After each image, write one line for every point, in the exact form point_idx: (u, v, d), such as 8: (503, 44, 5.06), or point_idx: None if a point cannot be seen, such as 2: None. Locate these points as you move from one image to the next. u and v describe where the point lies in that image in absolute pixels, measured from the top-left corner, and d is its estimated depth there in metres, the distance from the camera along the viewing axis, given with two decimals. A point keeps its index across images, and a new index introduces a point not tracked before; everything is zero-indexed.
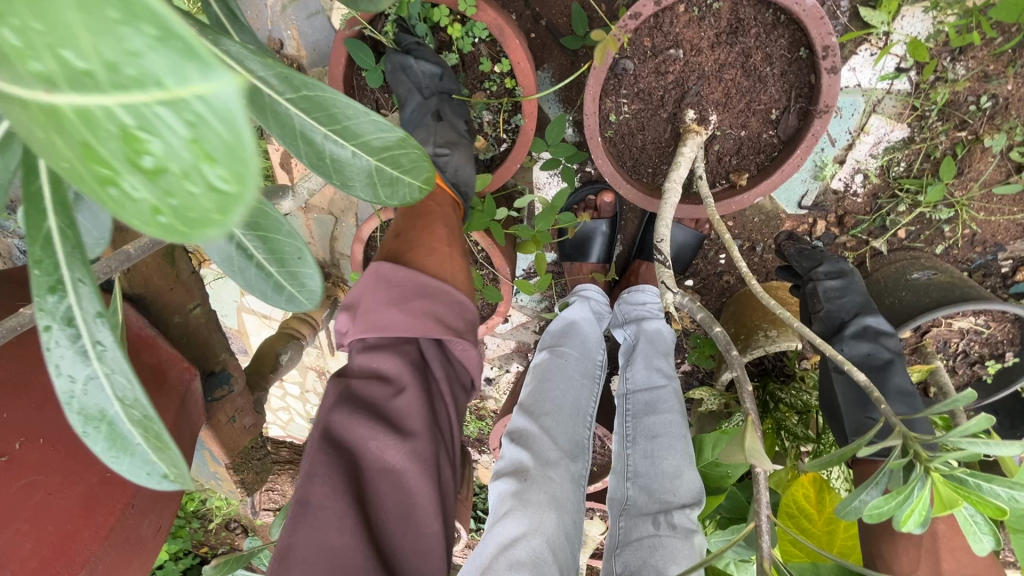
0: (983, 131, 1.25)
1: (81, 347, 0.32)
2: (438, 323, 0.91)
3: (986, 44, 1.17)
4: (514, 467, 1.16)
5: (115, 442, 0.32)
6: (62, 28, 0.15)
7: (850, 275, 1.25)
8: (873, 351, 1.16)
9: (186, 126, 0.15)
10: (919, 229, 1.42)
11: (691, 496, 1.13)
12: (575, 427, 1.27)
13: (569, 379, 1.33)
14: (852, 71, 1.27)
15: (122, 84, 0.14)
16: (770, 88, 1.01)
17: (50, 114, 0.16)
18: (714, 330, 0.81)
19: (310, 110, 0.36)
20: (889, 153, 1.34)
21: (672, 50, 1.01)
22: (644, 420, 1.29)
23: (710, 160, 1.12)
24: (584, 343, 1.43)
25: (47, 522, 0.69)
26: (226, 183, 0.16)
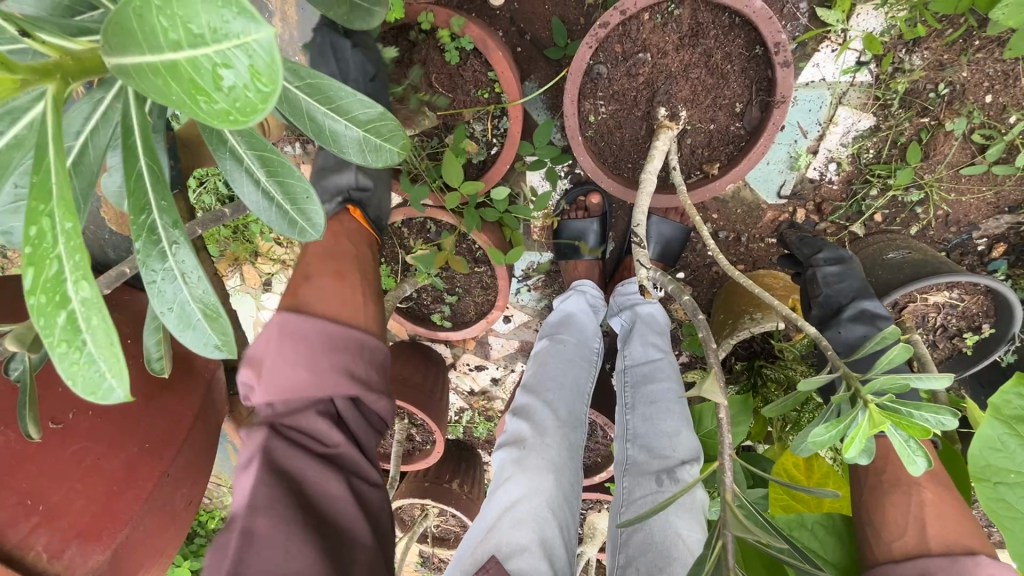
0: (943, 116, 1.34)
1: (161, 249, 0.43)
2: (348, 378, 0.90)
3: (938, 35, 1.26)
4: (514, 437, 1.30)
5: (184, 318, 0.44)
6: (185, 9, 0.25)
7: (850, 260, 1.30)
8: (871, 333, 1.19)
9: (247, 54, 0.25)
10: (894, 212, 1.49)
11: (689, 452, 1.21)
12: (574, 401, 1.39)
13: (567, 359, 1.44)
14: (816, 67, 1.36)
15: (221, 37, 0.25)
16: (732, 84, 1.11)
17: (169, 63, 0.27)
18: (682, 299, 0.90)
19: (312, 93, 0.47)
20: (858, 141, 1.42)
21: (640, 54, 1.12)
22: (644, 389, 1.37)
23: (683, 153, 1.22)
24: (582, 331, 1.53)
25: (96, 483, 0.79)
26: (267, 84, 0.26)
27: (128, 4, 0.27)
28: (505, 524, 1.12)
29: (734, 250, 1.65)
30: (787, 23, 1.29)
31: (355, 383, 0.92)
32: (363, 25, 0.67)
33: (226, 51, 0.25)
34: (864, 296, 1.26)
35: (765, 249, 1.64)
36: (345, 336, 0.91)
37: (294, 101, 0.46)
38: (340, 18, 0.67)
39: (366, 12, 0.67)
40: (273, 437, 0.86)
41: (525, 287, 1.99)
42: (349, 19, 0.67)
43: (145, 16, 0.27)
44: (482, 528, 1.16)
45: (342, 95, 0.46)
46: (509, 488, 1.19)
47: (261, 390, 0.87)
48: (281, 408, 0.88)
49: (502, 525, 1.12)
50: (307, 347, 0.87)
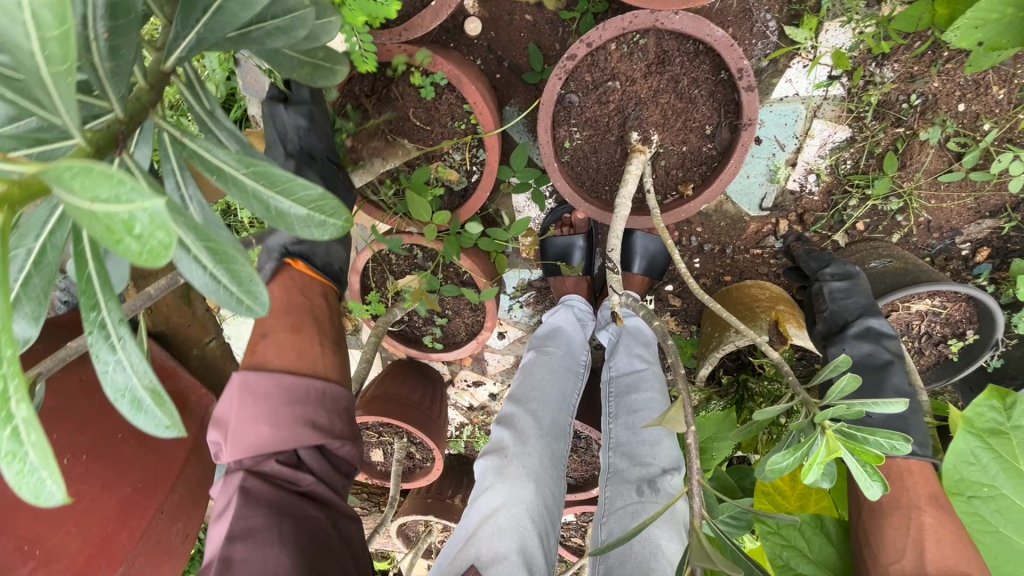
0: (917, 126, 1.35)
1: (108, 340, 0.44)
2: (311, 429, 0.95)
3: (906, 48, 1.27)
4: (496, 445, 1.33)
5: (133, 401, 0.45)
6: (95, 176, 0.28)
7: (856, 276, 1.32)
8: (874, 350, 1.24)
9: (150, 211, 0.27)
10: (875, 220, 1.50)
11: (670, 462, 1.25)
12: (559, 413, 1.43)
13: (551, 371, 1.47)
14: (789, 82, 1.37)
15: (125, 197, 0.27)
16: (701, 107, 1.14)
17: (86, 215, 0.28)
18: (653, 324, 0.92)
19: (248, 169, 0.42)
20: (836, 153, 1.44)
21: (610, 82, 1.15)
22: (629, 400, 1.40)
23: (659, 174, 1.24)
24: (569, 343, 1.57)
25: (91, 523, 0.82)
26: (168, 233, 0.27)
27: (54, 171, 0.30)
28: (485, 533, 1.15)
29: (719, 262, 1.67)
30: (756, 42, 1.32)
31: (319, 434, 0.96)
32: (325, 82, 0.71)
33: (130, 207, 0.27)
34: (872, 313, 1.28)
35: (751, 260, 1.66)
36: (305, 388, 0.96)
37: (230, 181, 0.43)
38: (302, 80, 0.70)
39: (328, 71, 0.70)
40: (247, 476, 0.89)
41: (518, 304, 2.02)
42: (311, 79, 0.70)
43: (67, 181, 0.29)
44: (463, 534, 1.20)
45: (284, 178, 0.42)
46: (489, 496, 1.23)
47: (228, 449, 0.91)
48: (250, 458, 0.92)
49: (481, 533, 1.16)
50: (268, 404, 0.92)
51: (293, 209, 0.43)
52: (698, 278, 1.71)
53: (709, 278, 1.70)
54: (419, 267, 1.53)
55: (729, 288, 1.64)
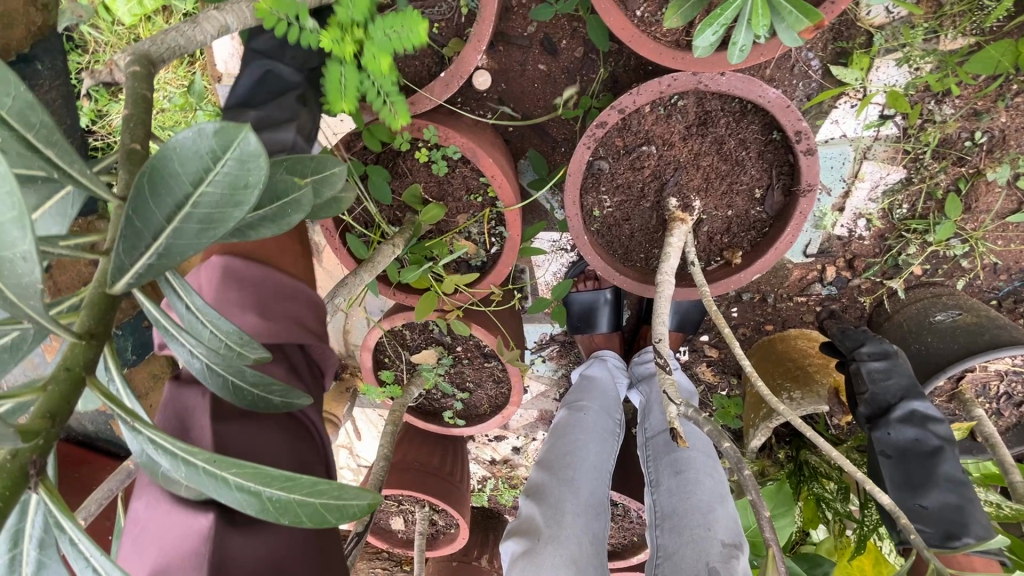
0: (983, 165, 1.21)
1: None
2: (301, 329, 0.82)
3: (971, 83, 1.13)
4: (527, 526, 1.15)
5: None
6: None
7: (896, 355, 1.18)
8: (921, 436, 1.10)
9: None
10: (936, 264, 1.36)
11: (730, 537, 1.07)
12: (598, 482, 1.24)
13: (582, 435, 1.30)
14: (835, 123, 1.24)
15: None
16: (750, 169, 1.01)
17: None
18: (724, 445, 0.80)
19: (230, 467, 0.37)
20: (889, 196, 1.30)
21: (644, 147, 1.02)
22: (668, 462, 1.23)
23: (700, 240, 1.10)
24: (605, 397, 1.42)
25: None
26: None
27: None
28: None
29: (760, 313, 1.52)
30: (799, 82, 1.17)
31: (308, 335, 0.83)
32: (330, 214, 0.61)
33: None
34: (914, 395, 1.14)
35: (795, 309, 1.51)
36: (293, 290, 0.85)
37: (214, 478, 0.37)
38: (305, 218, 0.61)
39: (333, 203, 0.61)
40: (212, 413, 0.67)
41: (540, 358, 1.89)
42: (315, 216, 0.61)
43: None
44: None
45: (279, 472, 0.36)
46: None
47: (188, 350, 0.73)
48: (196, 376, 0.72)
49: None
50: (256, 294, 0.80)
51: (299, 497, 0.37)
52: (736, 329, 1.56)
53: (749, 329, 1.55)
54: (436, 341, 1.41)
55: (773, 340, 1.49)
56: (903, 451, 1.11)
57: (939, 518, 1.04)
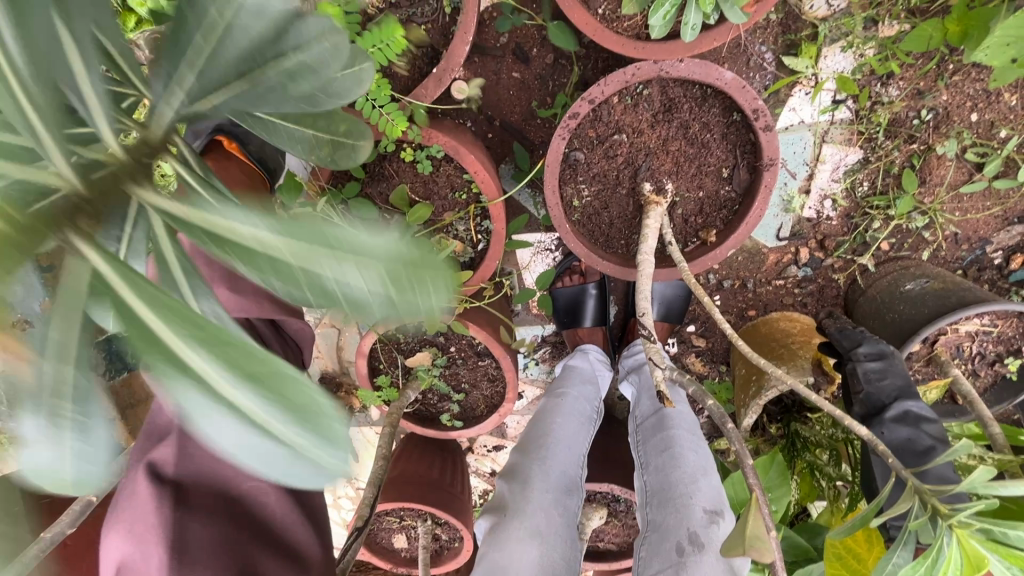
0: (932, 141, 1.30)
1: None
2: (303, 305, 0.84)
3: (912, 65, 1.23)
4: (499, 504, 1.23)
5: None
6: None
7: (892, 353, 1.17)
8: (915, 437, 1.09)
9: None
10: (900, 239, 1.43)
11: (711, 503, 1.10)
12: (570, 461, 1.30)
13: (562, 418, 1.34)
14: (793, 110, 1.33)
15: None
16: (715, 150, 1.07)
17: None
18: (708, 402, 0.84)
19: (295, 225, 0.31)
20: (850, 176, 1.38)
21: (616, 136, 1.08)
22: (654, 441, 1.24)
23: (676, 223, 1.16)
24: (583, 382, 1.45)
25: None
26: None
27: None
28: None
29: (742, 298, 1.57)
30: (755, 74, 1.25)
31: None
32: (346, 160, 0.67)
33: None
34: (910, 396, 1.14)
35: (774, 292, 1.56)
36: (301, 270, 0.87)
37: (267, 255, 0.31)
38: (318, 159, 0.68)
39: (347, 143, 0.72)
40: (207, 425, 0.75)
41: (533, 361, 1.91)
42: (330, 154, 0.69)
43: None
44: None
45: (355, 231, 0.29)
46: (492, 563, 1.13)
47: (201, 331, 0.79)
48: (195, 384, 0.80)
49: None
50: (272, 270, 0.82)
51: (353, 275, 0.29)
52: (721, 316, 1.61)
53: (733, 315, 1.60)
54: (430, 343, 1.43)
55: (756, 323, 1.54)
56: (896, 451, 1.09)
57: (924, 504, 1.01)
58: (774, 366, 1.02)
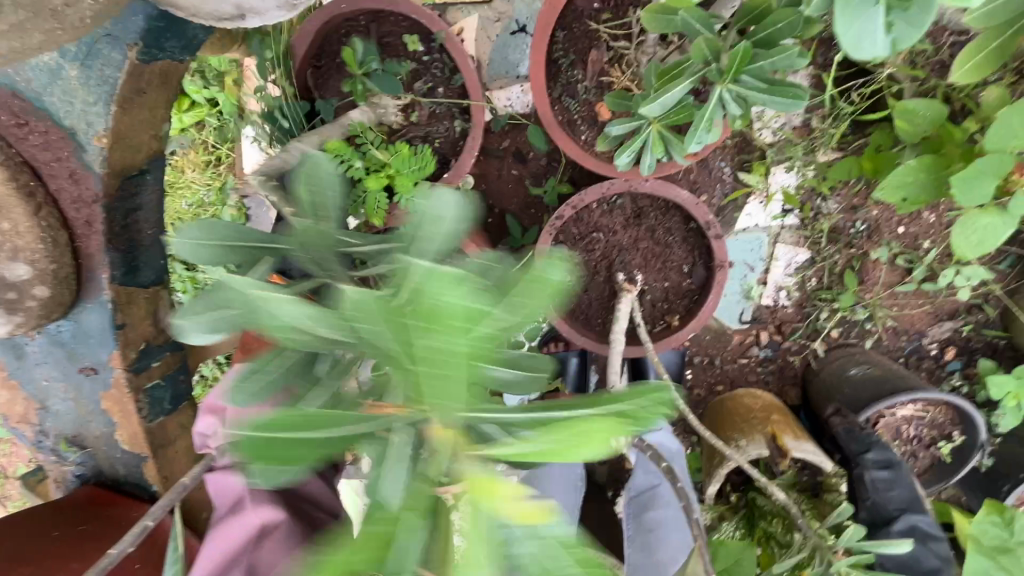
0: (867, 247, 1.52)
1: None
2: None
3: (846, 185, 1.47)
4: None
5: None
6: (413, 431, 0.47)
7: (900, 467, 1.28)
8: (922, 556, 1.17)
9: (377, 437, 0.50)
10: (847, 328, 1.62)
11: None
12: None
13: (550, 486, 1.46)
14: (749, 215, 1.56)
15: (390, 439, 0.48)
16: (677, 250, 1.29)
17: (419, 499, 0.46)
18: (663, 465, 0.99)
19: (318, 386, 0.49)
20: (800, 272, 1.59)
21: (594, 234, 1.30)
22: (647, 514, 1.34)
23: (646, 307, 1.35)
24: (566, 452, 1.57)
25: None
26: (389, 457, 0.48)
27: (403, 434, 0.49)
28: None
29: (710, 374, 1.74)
30: (717, 184, 1.48)
31: None
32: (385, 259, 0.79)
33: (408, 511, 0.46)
34: (913, 508, 1.24)
35: (740, 369, 1.73)
36: None
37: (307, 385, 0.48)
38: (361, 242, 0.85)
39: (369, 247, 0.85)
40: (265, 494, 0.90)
41: (519, 424, 2.04)
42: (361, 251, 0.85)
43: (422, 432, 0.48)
44: None
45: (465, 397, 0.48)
46: None
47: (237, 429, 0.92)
48: None
49: None
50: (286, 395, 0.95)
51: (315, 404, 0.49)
52: (692, 389, 1.77)
53: (703, 389, 1.76)
54: None
55: (723, 398, 1.69)
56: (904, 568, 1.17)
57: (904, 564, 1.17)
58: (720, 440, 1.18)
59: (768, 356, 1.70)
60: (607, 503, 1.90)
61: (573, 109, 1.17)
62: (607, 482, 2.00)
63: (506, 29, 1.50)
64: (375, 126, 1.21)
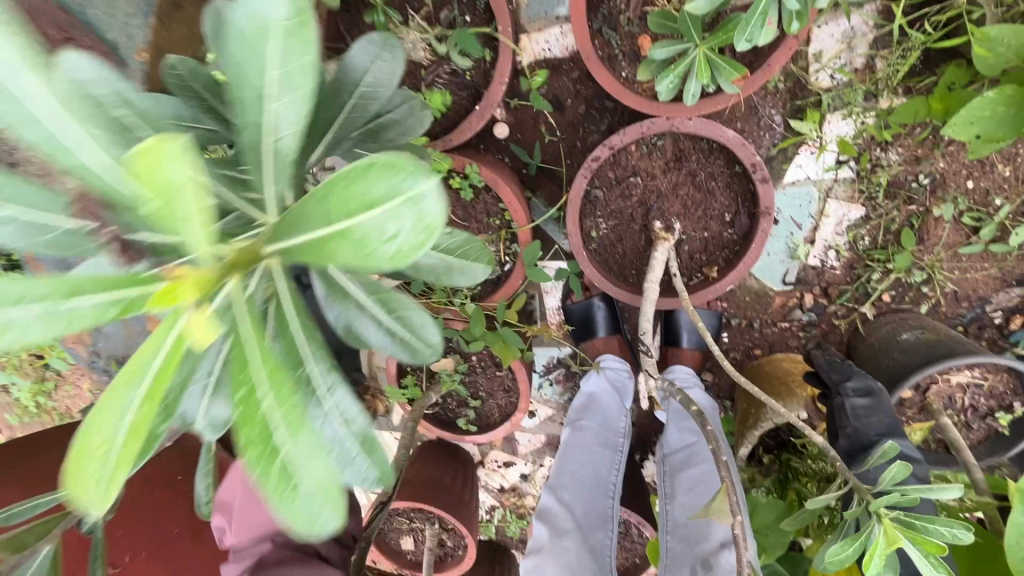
0: (929, 204, 1.41)
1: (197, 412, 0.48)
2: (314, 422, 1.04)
3: (911, 134, 1.36)
4: (534, 544, 1.37)
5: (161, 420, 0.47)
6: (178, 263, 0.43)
7: (879, 394, 1.26)
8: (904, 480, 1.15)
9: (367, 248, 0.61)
10: (901, 292, 1.52)
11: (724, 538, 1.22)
12: (593, 501, 1.46)
13: (584, 451, 1.52)
14: (800, 167, 1.46)
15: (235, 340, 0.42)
16: (719, 198, 1.23)
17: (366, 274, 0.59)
18: (692, 410, 0.96)
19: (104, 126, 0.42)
20: (853, 230, 1.49)
21: (632, 178, 1.25)
22: (682, 477, 1.38)
23: (683, 258, 1.30)
24: (605, 415, 1.58)
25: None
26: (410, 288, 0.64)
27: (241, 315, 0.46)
28: None
29: (748, 336, 1.67)
30: (766, 132, 1.39)
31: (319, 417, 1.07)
32: None
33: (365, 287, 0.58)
34: (897, 435, 1.22)
35: (780, 333, 1.65)
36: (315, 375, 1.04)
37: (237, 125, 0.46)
38: None
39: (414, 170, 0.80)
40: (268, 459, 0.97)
41: (548, 382, 2.03)
42: None
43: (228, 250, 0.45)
44: None
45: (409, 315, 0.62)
46: None
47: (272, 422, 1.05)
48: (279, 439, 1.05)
49: None
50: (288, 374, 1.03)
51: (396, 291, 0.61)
52: (728, 352, 1.71)
53: (740, 353, 1.70)
54: (453, 350, 1.58)
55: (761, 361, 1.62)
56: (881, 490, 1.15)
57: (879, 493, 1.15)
58: (758, 390, 1.14)
59: (812, 318, 1.61)
60: (634, 464, 1.90)
61: (613, 43, 1.11)
62: (636, 444, 1.99)
63: None
64: (405, 63, 1.20)
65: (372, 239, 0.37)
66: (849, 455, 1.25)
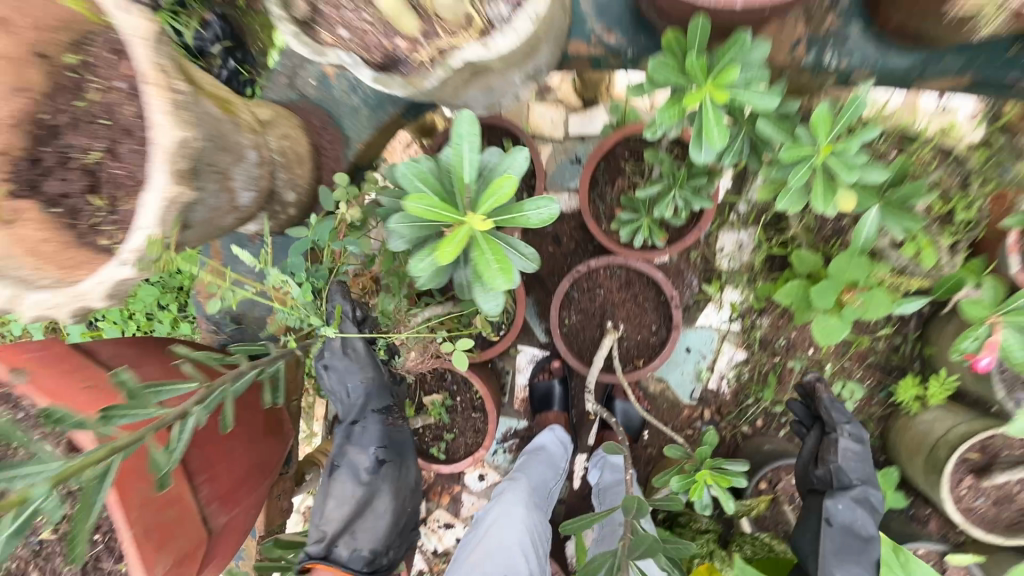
0: (786, 359, 2.10)
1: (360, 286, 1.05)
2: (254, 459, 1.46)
3: (775, 308, 2.08)
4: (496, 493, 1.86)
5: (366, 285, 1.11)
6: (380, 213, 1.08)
7: (866, 442, 1.56)
8: (860, 521, 1.47)
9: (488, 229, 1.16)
10: (768, 419, 2.14)
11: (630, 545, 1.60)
12: (540, 476, 1.93)
13: (534, 455, 2.00)
14: (706, 316, 2.17)
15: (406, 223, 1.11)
16: (650, 314, 1.90)
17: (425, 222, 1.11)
18: None
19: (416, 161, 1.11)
20: (738, 367, 2.16)
21: (597, 290, 1.93)
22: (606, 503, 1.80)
23: (622, 350, 1.94)
24: (551, 457, 2.02)
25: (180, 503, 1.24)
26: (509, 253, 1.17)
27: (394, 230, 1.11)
28: (487, 531, 1.72)
29: (662, 434, 2.22)
30: (686, 288, 2.13)
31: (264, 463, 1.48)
32: None
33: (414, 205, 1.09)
34: (869, 485, 1.54)
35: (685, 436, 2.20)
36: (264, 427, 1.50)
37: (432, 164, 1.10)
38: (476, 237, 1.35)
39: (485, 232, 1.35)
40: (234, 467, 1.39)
41: (502, 450, 2.45)
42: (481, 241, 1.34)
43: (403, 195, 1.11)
44: (477, 537, 1.74)
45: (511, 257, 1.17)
46: (485, 522, 1.76)
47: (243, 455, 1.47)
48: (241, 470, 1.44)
49: (489, 532, 1.72)
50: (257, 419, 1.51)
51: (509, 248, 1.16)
52: (646, 445, 2.23)
53: (654, 446, 2.22)
54: (443, 391, 2.07)
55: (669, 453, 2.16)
56: (846, 526, 1.47)
57: (840, 526, 1.47)
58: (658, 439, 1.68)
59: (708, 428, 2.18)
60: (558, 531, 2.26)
61: (599, 208, 1.87)
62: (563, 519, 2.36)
63: (567, 157, 2.27)
64: None
65: (532, 216, 1.08)
66: (824, 487, 1.55)
